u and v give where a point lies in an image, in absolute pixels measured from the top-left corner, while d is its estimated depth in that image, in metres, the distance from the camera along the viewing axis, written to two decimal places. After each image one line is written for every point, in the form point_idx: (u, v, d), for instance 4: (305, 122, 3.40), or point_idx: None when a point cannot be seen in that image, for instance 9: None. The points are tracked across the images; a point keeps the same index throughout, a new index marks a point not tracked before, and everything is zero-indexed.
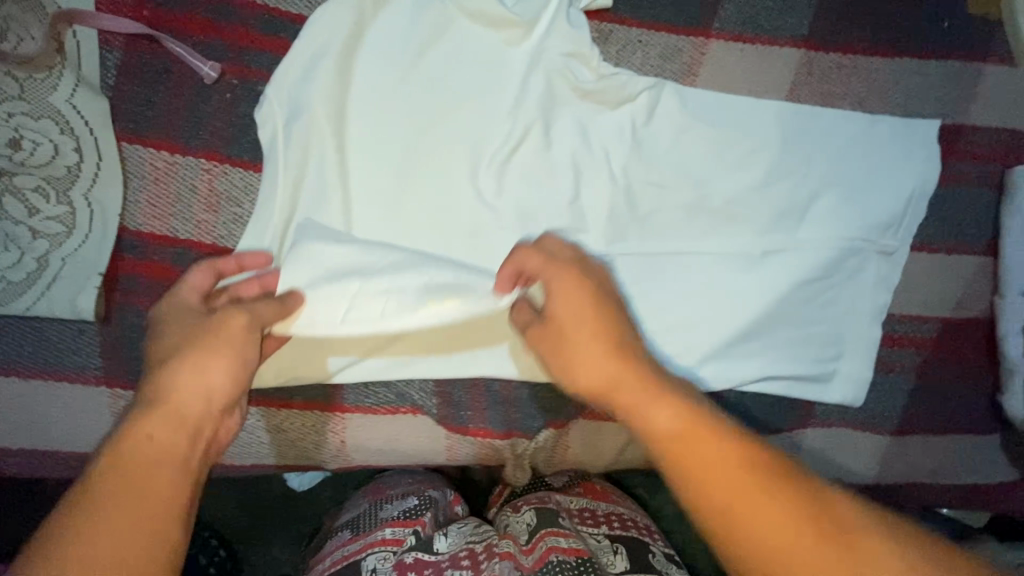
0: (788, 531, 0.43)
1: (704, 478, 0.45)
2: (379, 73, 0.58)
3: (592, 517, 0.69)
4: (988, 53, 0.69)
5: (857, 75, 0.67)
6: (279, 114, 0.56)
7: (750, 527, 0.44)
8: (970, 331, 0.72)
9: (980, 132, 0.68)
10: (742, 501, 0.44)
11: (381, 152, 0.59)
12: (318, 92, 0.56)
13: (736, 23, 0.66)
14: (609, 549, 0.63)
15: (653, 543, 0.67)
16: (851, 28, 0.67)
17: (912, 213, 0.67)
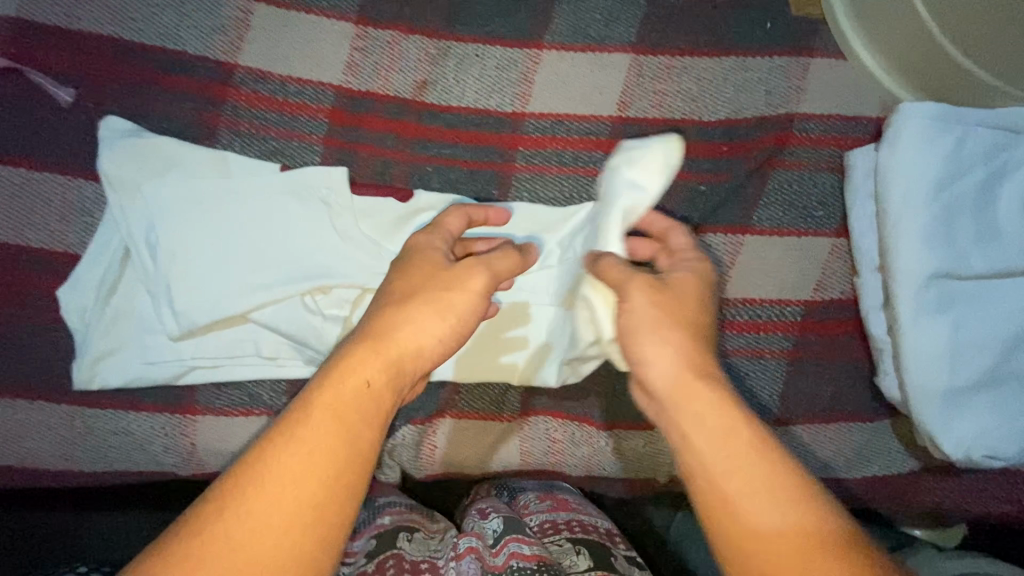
0: (764, 493, 0.40)
1: (725, 431, 0.43)
2: (202, 104, 0.65)
3: (552, 525, 0.62)
4: (815, 48, 0.72)
5: (686, 75, 0.71)
6: (106, 147, 0.61)
7: (741, 511, 0.40)
8: (836, 313, 0.72)
9: (812, 120, 0.71)
10: (743, 498, 0.41)
11: (214, 166, 0.64)
12: (138, 134, 0.62)
13: (567, 34, 0.71)
14: (572, 551, 0.57)
15: (614, 547, 0.60)
16: (677, 34, 0.72)
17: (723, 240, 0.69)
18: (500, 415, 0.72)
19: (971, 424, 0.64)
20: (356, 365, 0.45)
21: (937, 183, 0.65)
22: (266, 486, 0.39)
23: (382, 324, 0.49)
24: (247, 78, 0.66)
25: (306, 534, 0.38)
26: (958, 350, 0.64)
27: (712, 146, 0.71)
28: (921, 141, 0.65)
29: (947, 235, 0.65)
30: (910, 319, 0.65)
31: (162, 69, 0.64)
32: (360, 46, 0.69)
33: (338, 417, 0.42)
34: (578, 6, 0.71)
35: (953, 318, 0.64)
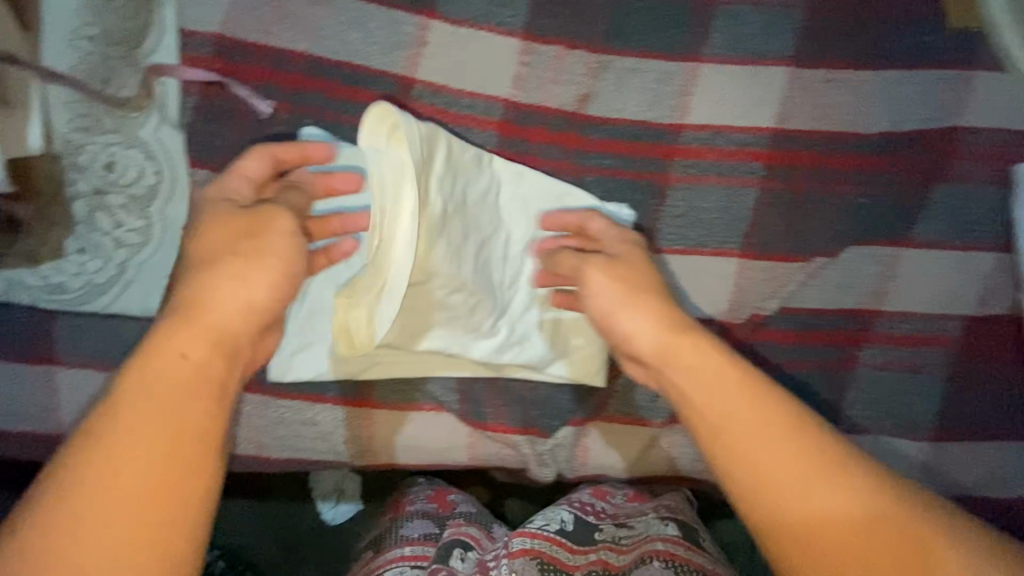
0: (764, 429, 0.45)
1: (761, 444, 0.44)
2: None
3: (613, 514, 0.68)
4: (977, 62, 0.72)
5: (844, 88, 0.72)
6: None
7: (746, 468, 0.45)
8: (998, 330, 0.70)
9: (976, 133, 0.70)
10: (743, 460, 0.45)
11: None
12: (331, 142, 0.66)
13: (725, 47, 0.73)
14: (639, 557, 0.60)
15: (694, 552, 0.61)
16: (834, 47, 0.73)
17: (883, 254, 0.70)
18: (652, 421, 0.71)
19: None
20: (165, 341, 0.43)
21: None
22: (111, 476, 0.38)
23: (193, 292, 0.47)
24: (425, 91, 0.70)
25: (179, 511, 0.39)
26: None
27: (870, 159, 0.71)
28: None
29: None
30: None
31: (348, 82, 0.68)
32: (526, 60, 0.71)
33: (159, 405, 0.40)
34: (736, 21, 0.73)
35: None
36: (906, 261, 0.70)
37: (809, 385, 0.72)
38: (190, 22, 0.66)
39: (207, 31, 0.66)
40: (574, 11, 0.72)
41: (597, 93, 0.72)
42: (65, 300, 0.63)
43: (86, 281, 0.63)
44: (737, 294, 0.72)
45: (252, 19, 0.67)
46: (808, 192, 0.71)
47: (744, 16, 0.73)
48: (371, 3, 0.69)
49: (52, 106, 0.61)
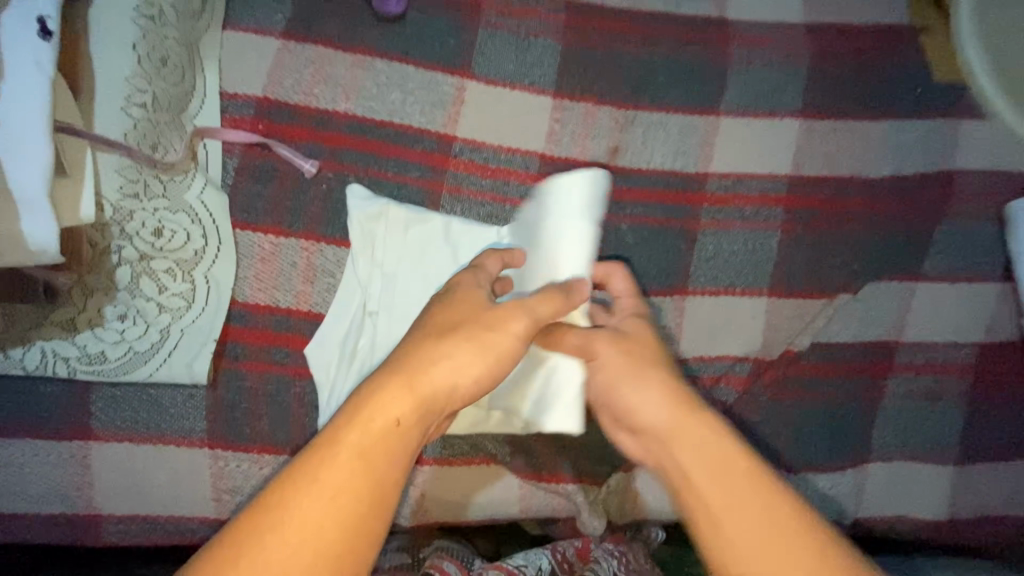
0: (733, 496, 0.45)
1: (761, 564, 0.42)
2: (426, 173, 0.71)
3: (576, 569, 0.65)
4: (961, 113, 0.80)
5: (850, 136, 0.78)
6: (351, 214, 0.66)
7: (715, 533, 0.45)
8: (1007, 355, 0.76)
9: (969, 175, 0.77)
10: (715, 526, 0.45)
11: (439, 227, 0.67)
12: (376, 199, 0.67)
13: (740, 102, 0.78)
14: None
15: None
16: (838, 100, 0.79)
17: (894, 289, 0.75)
18: None
19: None
20: (381, 407, 0.43)
21: None
22: (283, 518, 0.39)
23: (419, 353, 0.47)
24: (464, 148, 0.72)
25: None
26: None
27: (880, 200, 0.77)
28: None
29: None
30: None
31: (390, 142, 0.70)
32: (558, 116, 0.75)
33: (360, 466, 0.41)
34: (748, 77, 0.79)
35: None
36: (920, 294, 0.75)
37: (841, 416, 0.75)
38: (233, 86, 0.67)
39: (249, 94, 0.67)
40: (601, 71, 0.76)
41: (625, 146, 0.76)
42: (102, 369, 0.60)
43: (127, 348, 0.60)
44: (768, 331, 0.75)
45: (293, 81, 0.69)
46: (827, 234, 0.76)
47: (756, 73, 0.79)
48: (410, 66, 0.72)
49: (100, 173, 0.58)
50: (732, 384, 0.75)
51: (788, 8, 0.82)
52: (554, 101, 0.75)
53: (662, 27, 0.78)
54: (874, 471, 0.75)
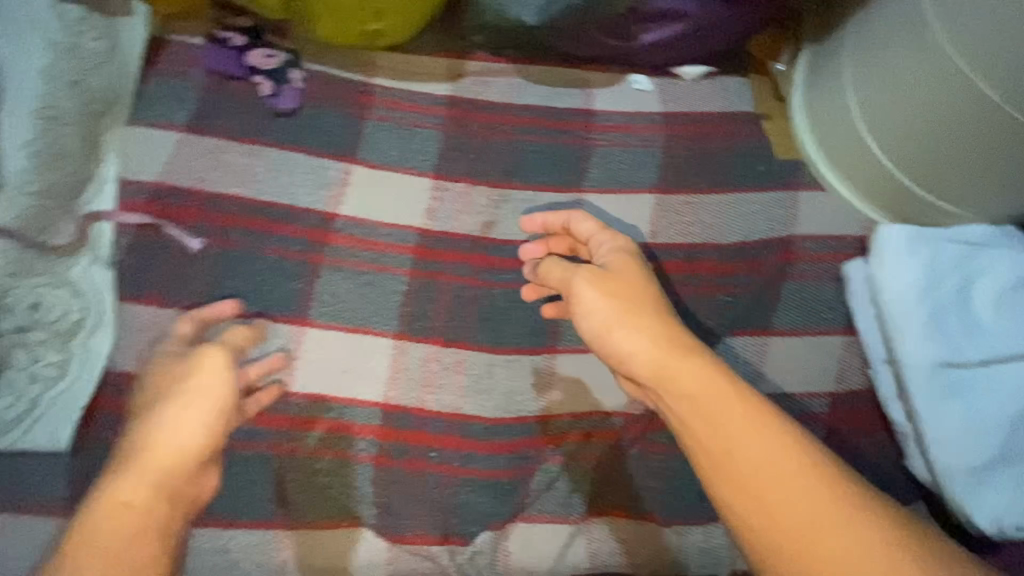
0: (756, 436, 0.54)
1: (785, 488, 0.52)
2: (308, 245, 0.76)
3: None
4: (801, 184, 0.90)
5: (701, 207, 0.87)
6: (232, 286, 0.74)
7: (749, 490, 0.53)
8: (860, 403, 0.81)
9: (810, 240, 0.86)
10: (753, 488, 0.53)
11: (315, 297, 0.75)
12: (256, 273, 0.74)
13: (602, 180, 0.88)
14: None
15: None
16: (688, 177, 0.89)
17: (743, 346, 0.81)
18: (569, 518, 0.76)
19: (1000, 497, 0.72)
20: None
21: (919, 287, 0.78)
22: None
23: None
24: (345, 223, 0.78)
25: (141, 526, 0.55)
26: (976, 430, 0.73)
27: (730, 264, 0.84)
28: (900, 255, 0.79)
29: (939, 331, 0.76)
30: (926, 403, 0.74)
31: (276, 219, 0.77)
32: (437, 194, 0.83)
33: None
34: (608, 159, 0.89)
35: (962, 402, 0.74)
36: (773, 348, 0.81)
37: None
38: (131, 174, 0.75)
39: (145, 180, 0.75)
40: (479, 155, 0.87)
41: (498, 219, 0.84)
42: None
43: None
44: None
45: (189, 170, 0.77)
46: (685, 294, 0.83)
47: (616, 156, 0.90)
48: (300, 153, 0.81)
49: None
50: (605, 438, 0.78)
51: (645, 104, 0.95)
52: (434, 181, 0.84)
53: (533, 119, 0.91)
54: None
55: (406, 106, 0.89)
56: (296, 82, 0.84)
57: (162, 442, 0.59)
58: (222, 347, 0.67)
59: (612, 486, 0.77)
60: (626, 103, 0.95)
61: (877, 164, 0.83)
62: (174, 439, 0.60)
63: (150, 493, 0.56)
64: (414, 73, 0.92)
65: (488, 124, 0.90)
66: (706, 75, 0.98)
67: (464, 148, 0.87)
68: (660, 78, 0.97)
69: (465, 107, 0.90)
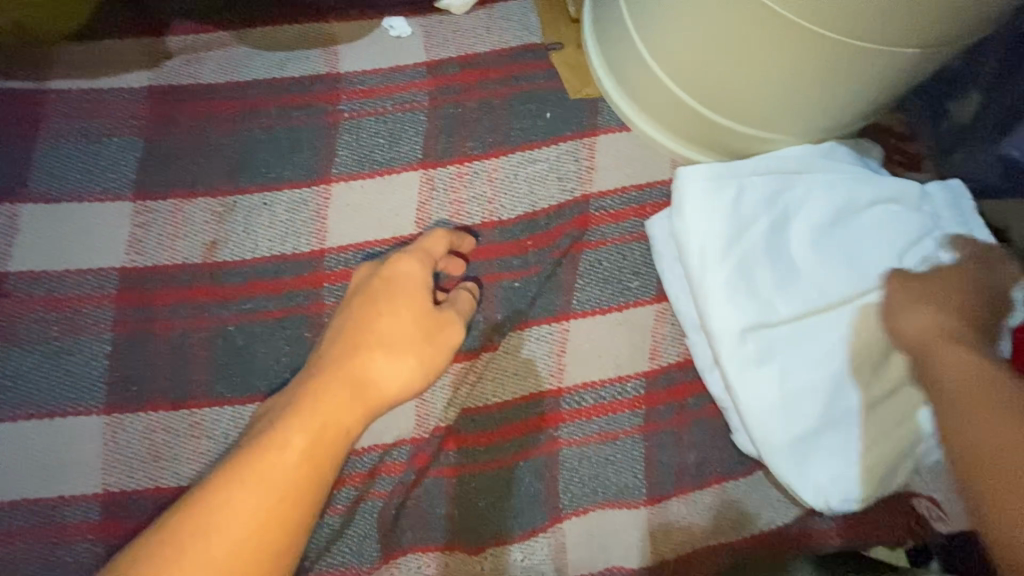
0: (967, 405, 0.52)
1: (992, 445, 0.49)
2: None
3: None
4: (598, 126, 0.75)
5: (478, 178, 0.72)
6: None
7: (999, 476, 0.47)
8: (681, 379, 0.70)
9: (608, 196, 0.72)
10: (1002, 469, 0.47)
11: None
12: None
13: (353, 164, 0.72)
14: None
15: None
16: (460, 140, 0.73)
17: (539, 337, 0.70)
18: (360, 568, 0.67)
19: (825, 466, 0.63)
20: None
21: (725, 237, 0.65)
22: None
23: None
24: (19, 282, 0.64)
25: (321, 452, 0.52)
26: (796, 395, 0.63)
27: (515, 243, 0.71)
28: (702, 202, 0.66)
29: (745, 288, 0.64)
30: (738, 374, 0.63)
31: None
32: (140, 221, 0.67)
33: None
34: (359, 136, 0.73)
35: (777, 367, 0.63)
36: (573, 333, 0.70)
37: (508, 483, 0.69)
38: None
39: None
40: (193, 159, 0.70)
41: (225, 238, 0.68)
42: None
43: None
44: (418, 409, 0.69)
45: None
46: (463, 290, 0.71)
47: (369, 130, 0.73)
48: None
49: None
50: (393, 473, 0.69)
51: (404, 55, 0.77)
52: (134, 205, 0.67)
53: (262, 100, 0.74)
54: (569, 531, 0.69)
55: (93, 113, 0.70)
56: None
57: (367, 373, 0.58)
58: (416, 255, 0.65)
59: (408, 523, 0.68)
60: (380, 58, 0.77)
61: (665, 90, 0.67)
62: (383, 383, 0.58)
63: (362, 413, 0.56)
64: (98, 64, 0.72)
65: (204, 117, 0.72)
66: (478, 3, 0.79)
67: (173, 155, 0.70)
68: (420, 17, 0.78)
69: (173, 100, 0.72)
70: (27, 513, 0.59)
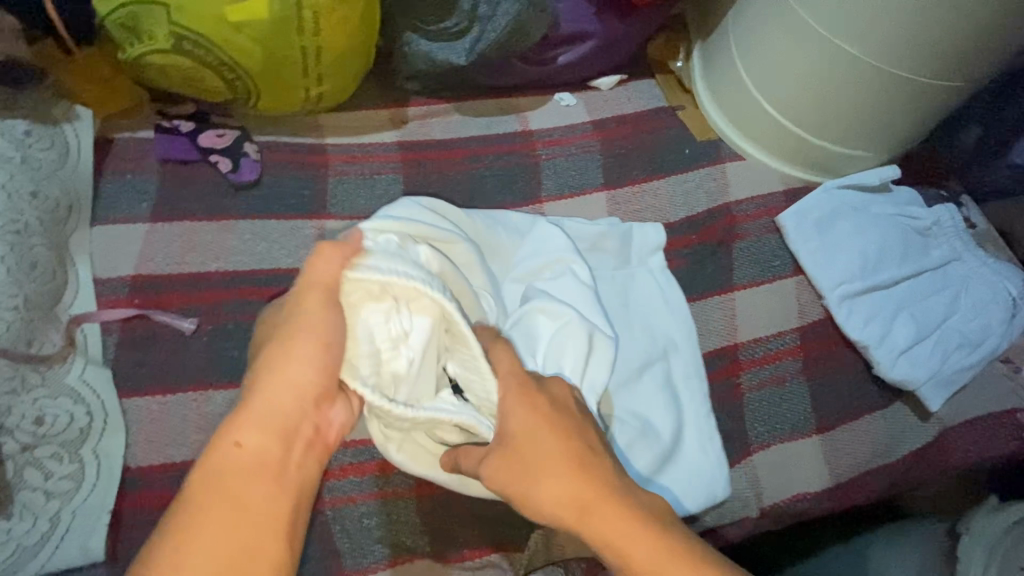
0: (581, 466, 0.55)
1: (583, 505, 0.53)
2: None
3: None
4: (724, 157, 1.02)
5: (647, 194, 0.97)
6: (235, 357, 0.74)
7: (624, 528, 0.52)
8: (823, 331, 0.91)
9: (745, 203, 0.98)
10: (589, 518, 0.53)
11: None
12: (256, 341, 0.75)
13: (555, 189, 0.97)
14: None
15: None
16: (629, 170, 0.99)
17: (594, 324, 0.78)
18: None
19: (923, 366, 0.87)
20: None
21: (819, 223, 0.94)
22: None
23: None
24: None
25: (259, 470, 0.47)
26: (888, 324, 0.88)
27: (684, 238, 0.95)
28: (797, 208, 0.95)
29: (841, 253, 0.92)
30: (845, 306, 0.90)
31: (262, 286, 0.79)
32: None
33: None
34: (556, 170, 0.98)
35: (873, 302, 0.90)
36: (740, 301, 0.92)
37: None
38: (108, 273, 0.75)
39: (126, 276, 0.76)
40: (439, 190, 0.94)
41: None
42: None
43: (14, 546, 0.61)
44: None
45: (167, 255, 0.78)
46: None
47: (562, 166, 0.98)
48: (271, 219, 0.84)
49: None
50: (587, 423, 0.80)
51: (575, 117, 1.05)
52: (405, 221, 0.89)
53: (480, 148, 0.99)
54: (760, 463, 0.85)
55: (362, 158, 0.93)
56: (250, 154, 0.87)
57: (283, 359, 0.52)
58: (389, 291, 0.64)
59: None
60: (558, 120, 1.04)
61: (785, 128, 0.97)
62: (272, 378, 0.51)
63: (255, 405, 0.49)
64: (361, 126, 0.97)
65: (442, 160, 0.96)
66: (620, 82, 1.09)
67: (426, 187, 0.93)
68: (581, 93, 1.08)
69: (417, 149, 0.96)
70: (355, 450, 0.73)
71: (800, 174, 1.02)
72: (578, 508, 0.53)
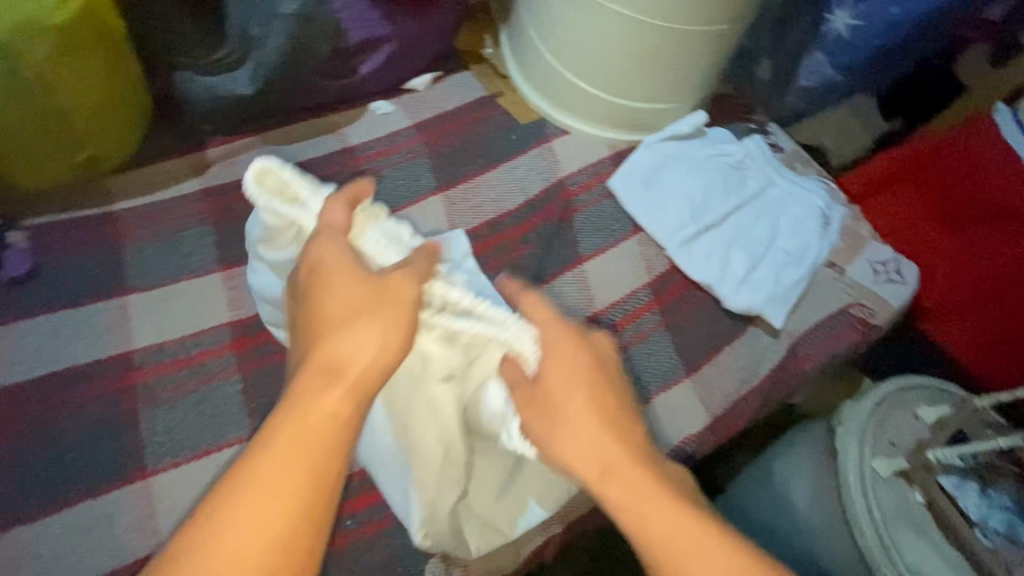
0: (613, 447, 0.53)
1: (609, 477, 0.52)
2: (114, 397, 0.70)
3: None
4: (549, 136, 1.04)
5: (482, 187, 0.96)
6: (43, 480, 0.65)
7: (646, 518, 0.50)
8: (673, 280, 0.95)
9: (575, 175, 1.00)
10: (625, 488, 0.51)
11: (148, 440, 0.69)
12: (66, 454, 0.67)
13: (388, 203, 0.92)
14: None
15: None
16: (459, 167, 0.97)
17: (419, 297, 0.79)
18: None
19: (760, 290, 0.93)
20: None
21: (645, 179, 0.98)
22: None
23: None
24: (145, 355, 0.73)
25: (319, 458, 0.46)
26: (723, 259, 0.94)
27: (526, 222, 0.94)
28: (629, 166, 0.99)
29: (669, 203, 0.96)
30: (683, 252, 0.94)
31: (61, 389, 0.70)
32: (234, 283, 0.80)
33: None
34: (385, 183, 0.94)
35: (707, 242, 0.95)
36: (592, 271, 0.93)
37: None
38: None
39: None
40: None
41: None
42: None
43: None
44: None
45: None
46: (504, 265, 0.91)
47: (391, 178, 0.94)
48: (60, 312, 0.74)
49: None
50: None
51: (396, 123, 1.00)
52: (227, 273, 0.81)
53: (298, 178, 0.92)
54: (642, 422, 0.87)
55: (161, 216, 0.83)
56: (17, 244, 0.76)
57: (326, 342, 0.50)
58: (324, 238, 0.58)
59: None
60: (377, 130, 0.99)
61: (595, 96, 1.00)
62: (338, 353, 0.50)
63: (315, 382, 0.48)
64: (157, 178, 0.86)
65: None
66: (435, 80, 1.07)
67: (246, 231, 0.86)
68: (397, 97, 1.04)
69: (225, 189, 0.87)
70: None
71: (624, 136, 1.06)
72: (602, 463, 0.53)
